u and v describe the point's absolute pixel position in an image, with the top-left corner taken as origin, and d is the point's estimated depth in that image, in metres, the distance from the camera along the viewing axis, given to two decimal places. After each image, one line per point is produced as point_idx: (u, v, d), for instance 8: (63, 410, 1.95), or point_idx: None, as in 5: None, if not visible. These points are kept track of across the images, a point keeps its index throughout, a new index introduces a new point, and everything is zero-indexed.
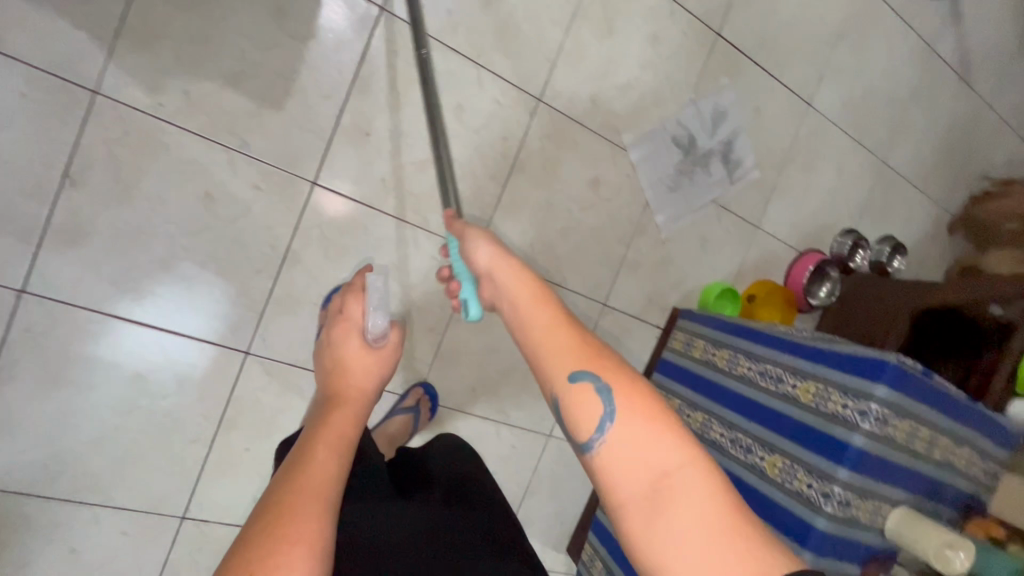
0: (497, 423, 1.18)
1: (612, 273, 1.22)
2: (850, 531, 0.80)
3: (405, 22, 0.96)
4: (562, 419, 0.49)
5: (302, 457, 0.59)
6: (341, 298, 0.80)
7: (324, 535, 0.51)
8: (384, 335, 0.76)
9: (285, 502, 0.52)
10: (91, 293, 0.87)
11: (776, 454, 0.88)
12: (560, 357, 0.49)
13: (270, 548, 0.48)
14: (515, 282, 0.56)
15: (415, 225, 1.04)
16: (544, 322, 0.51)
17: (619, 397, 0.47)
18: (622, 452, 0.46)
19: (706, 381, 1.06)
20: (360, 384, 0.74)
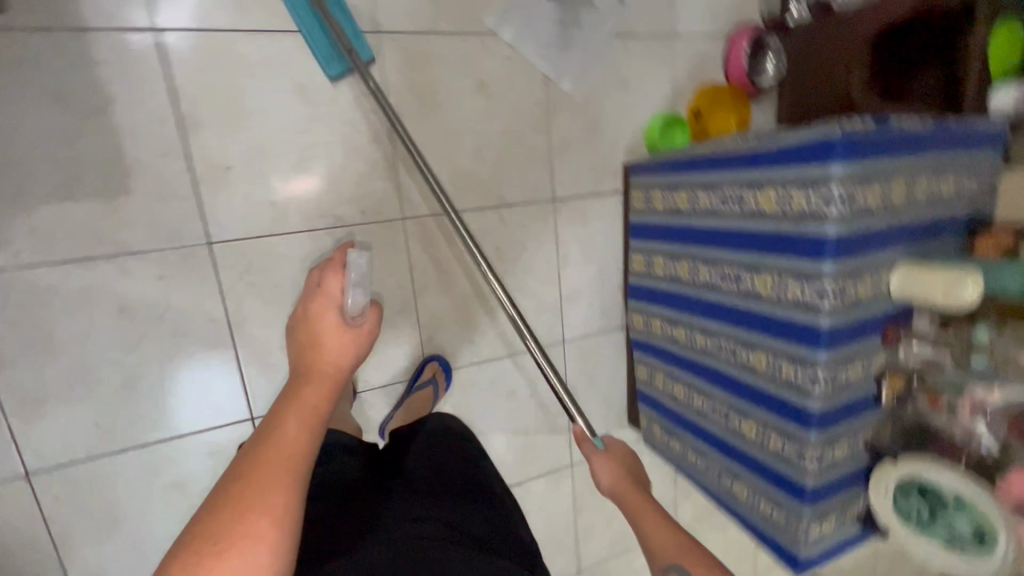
0: (511, 357, 1.20)
1: (547, 166, 1.14)
2: (855, 314, 0.79)
3: (190, 34, 0.84)
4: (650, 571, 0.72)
5: (274, 427, 0.67)
6: (324, 271, 0.85)
7: (290, 505, 0.60)
8: (361, 314, 0.81)
9: (254, 473, 0.61)
10: (86, 445, 0.89)
11: (763, 273, 0.85)
12: (662, 551, 0.71)
13: (243, 517, 0.57)
14: (631, 496, 0.77)
15: (331, 227, 0.98)
16: (652, 526, 0.73)
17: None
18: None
19: (677, 228, 1.02)
20: (331, 359, 0.77)
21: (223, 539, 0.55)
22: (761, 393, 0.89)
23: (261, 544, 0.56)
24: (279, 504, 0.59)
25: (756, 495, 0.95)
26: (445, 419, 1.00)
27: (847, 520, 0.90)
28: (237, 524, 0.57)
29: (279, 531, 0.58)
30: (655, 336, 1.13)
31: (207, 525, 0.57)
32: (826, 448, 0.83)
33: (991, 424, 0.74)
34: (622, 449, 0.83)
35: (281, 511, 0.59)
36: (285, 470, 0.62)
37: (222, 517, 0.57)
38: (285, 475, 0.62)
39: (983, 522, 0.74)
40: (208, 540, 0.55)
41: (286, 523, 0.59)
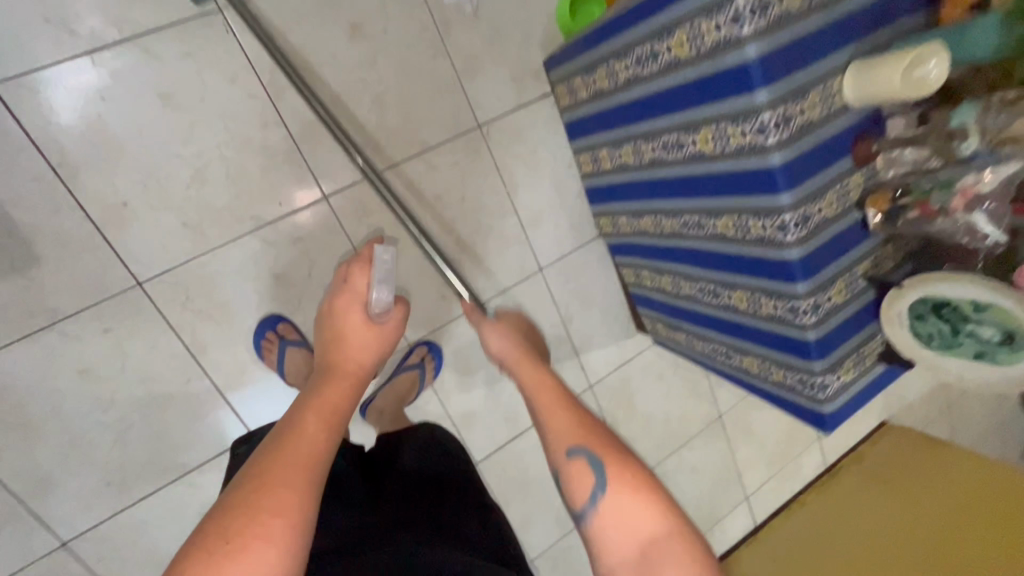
0: (490, 301, 1.15)
1: (459, 92, 1.04)
2: (811, 141, 0.67)
3: (29, 78, 0.79)
4: (561, 488, 0.57)
5: (292, 423, 0.59)
6: (347, 265, 0.79)
7: (307, 508, 0.53)
8: (387, 311, 0.77)
9: (269, 472, 0.53)
10: (105, 503, 0.92)
11: (700, 128, 0.74)
12: (561, 431, 0.59)
13: (256, 519, 0.50)
14: (528, 373, 0.67)
15: (254, 229, 0.94)
16: (551, 407, 0.62)
17: (607, 467, 0.55)
18: (611, 517, 0.53)
19: (609, 112, 0.92)
20: (358, 356, 0.73)
21: (232, 540, 0.49)
22: (738, 258, 0.81)
23: (273, 551, 0.49)
24: (294, 507, 0.52)
25: (767, 365, 0.88)
26: (435, 428, 1.02)
27: (868, 362, 0.82)
28: (248, 527, 0.49)
29: (293, 539, 0.51)
30: (628, 234, 1.07)
31: (216, 529, 0.50)
32: (820, 296, 0.75)
33: (990, 212, 0.64)
34: (518, 327, 0.77)
35: (296, 517, 0.51)
36: (304, 472, 0.55)
37: (230, 520, 0.50)
38: (303, 476, 0.54)
39: (1008, 320, 0.66)
40: (216, 544, 0.48)
41: (300, 533, 0.51)
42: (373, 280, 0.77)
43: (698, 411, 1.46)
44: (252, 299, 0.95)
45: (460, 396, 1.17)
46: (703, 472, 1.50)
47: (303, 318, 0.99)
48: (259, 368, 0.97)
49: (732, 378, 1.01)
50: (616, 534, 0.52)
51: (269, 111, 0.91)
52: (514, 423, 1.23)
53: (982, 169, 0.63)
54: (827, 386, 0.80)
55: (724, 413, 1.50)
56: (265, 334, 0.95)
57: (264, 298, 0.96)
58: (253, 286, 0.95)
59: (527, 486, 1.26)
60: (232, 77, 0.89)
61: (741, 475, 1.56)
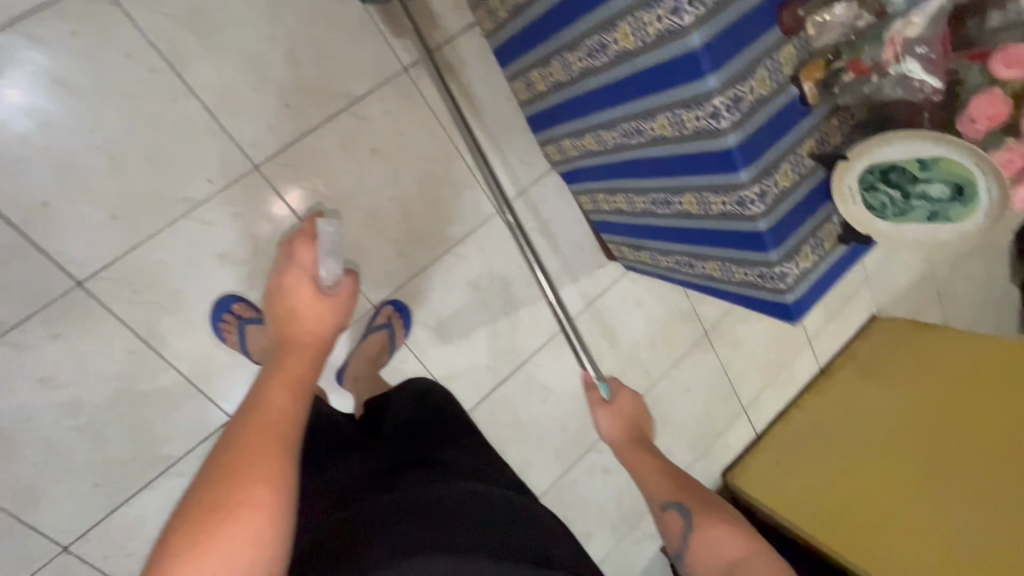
0: (451, 250, 1.13)
1: (376, 35, 0.98)
2: (728, 15, 0.63)
3: None
4: (661, 529, 0.68)
5: (258, 397, 0.58)
6: (291, 244, 0.82)
7: (291, 470, 0.52)
8: (338, 282, 0.78)
9: (245, 444, 0.52)
10: (97, 505, 0.93)
11: (618, 23, 0.70)
12: (656, 493, 0.68)
13: (239, 486, 0.49)
14: (634, 451, 0.74)
15: (188, 211, 0.91)
16: (648, 469, 0.71)
17: (696, 515, 0.64)
18: (706, 556, 0.62)
19: (531, 26, 0.88)
20: (314, 329, 0.72)
21: (221, 510, 0.47)
22: (680, 160, 0.77)
23: (261, 516, 0.48)
24: (279, 471, 0.51)
25: (727, 267, 0.87)
26: (423, 386, 1.01)
27: (827, 246, 0.80)
28: (231, 496, 0.48)
29: (282, 499, 0.50)
30: (575, 158, 1.03)
31: (197, 504, 0.48)
32: (765, 182, 0.72)
33: (924, 58, 0.61)
34: (631, 398, 0.79)
35: (281, 476, 0.51)
36: (278, 437, 0.53)
37: (214, 492, 0.48)
38: (279, 443, 0.53)
39: (955, 170, 0.65)
40: (201, 518, 0.47)
41: (287, 501, 0.51)
42: (318, 254, 0.80)
43: (684, 331, 1.46)
44: (201, 282, 0.94)
45: (437, 351, 1.16)
46: (697, 391, 1.51)
47: (258, 294, 0.98)
48: (223, 351, 0.96)
49: (698, 288, 1.00)
50: (708, 562, 0.62)
51: (175, 84, 0.87)
52: (497, 369, 1.22)
53: (909, 13, 0.61)
54: (787, 276, 0.78)
55: (710, 329, 1.50)
56: (222, 315, 0.94)
57: (214, 280, 0.94)
58: (200, 268, 0.93)
59: (521, 429, 1.28)
60: (128, 54, 0.84)
61: (736, 387, 1.57)
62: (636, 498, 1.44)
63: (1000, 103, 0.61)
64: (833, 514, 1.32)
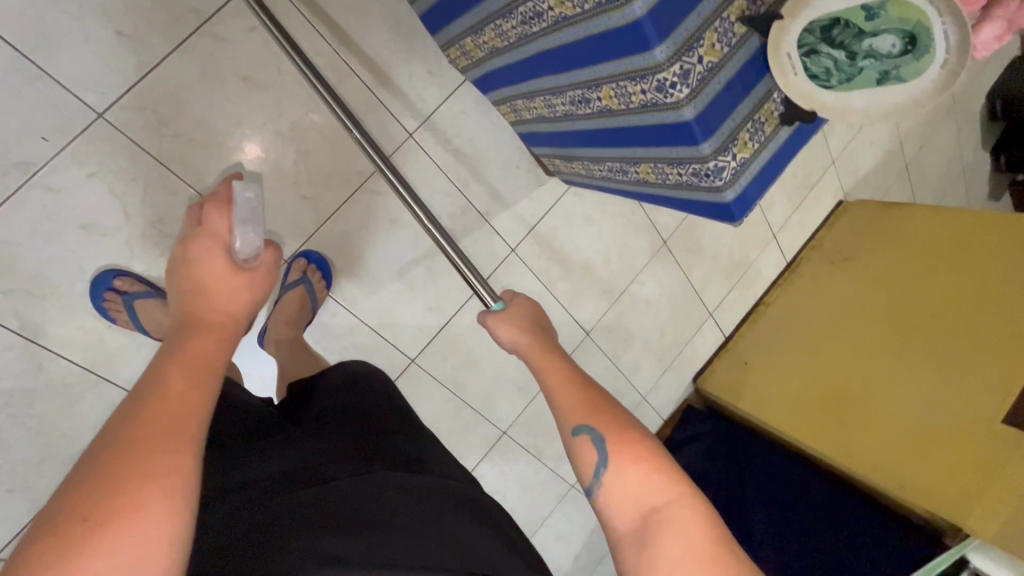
0: (364, 187, 1.00)
1: None
2: None
3: None
4: (572, 460, 0.58)
5: (150, 381, 0.48)
6: (199, 205, 0.62)
7: (191, 470, 0.44)
8: (257, 257, 0.62)
9: (130, 439, 0.43)
10: (20, 510, 0.87)
11: None
12: (573, 412, 0.58)
13: (121, 488, 0.40)
14: (553, 371, 0.64)
15: (29, 178, 0.77)
16: (558, 384, 0.62)
17: (613, 447, 0.54)
18: (620, 496, 0.52)
19: None
20: (230, 309, 0.58)
21: (95, 518, 0.38)
22: (586, 45, 0.65)
23: (160, 528, 0.40)
24: (176, 471, 0.42)
25: (660, 168, 0.75)
26: (356, 369, 0.87)
27: (769, 129, 0.69)
28: (110, 500, 0.39)
29: (184, 501, 0.42)
30: (483, 60, 0.89)
31: (66, 509, 0.39)
32: (686, 57, 0.59)
33: None
34: (528, 304, 0.74)
35: (185, 479, 0.43)
36: (179, 433, 0.44)
37: (89, 498, 0.39)
38: (180, 440, 0.44)
39: (906, 16, 0.56)
40: (68, 526, 0.38)
41: (190, 506, 0.42)
42: (233, 220, 0.61)
43: (640, 243, 1.37)
44: (71, 260, 0.82)
45: (368, 299, 1.06)
46: (660, 303, 1.45)
47: (143, 265, 0.86)
48: (118, 332, 0.86)
49: (638, 196, 0.90)
50: (620, 506, 0.52)
51: None
52: (440, 310, 1.14)
53: None
54: (723, 170, 0.68)
55: (668, 238, 1.41)
56: (103, 295, 0.82)
57: (86, 256, 0.82)
58: (64, 243, 0.81)
59: (476, 367, 1.22)
60: None
61: (701, 294, 1.52)
62: None
63: None
64: (807, 409, 1.30)
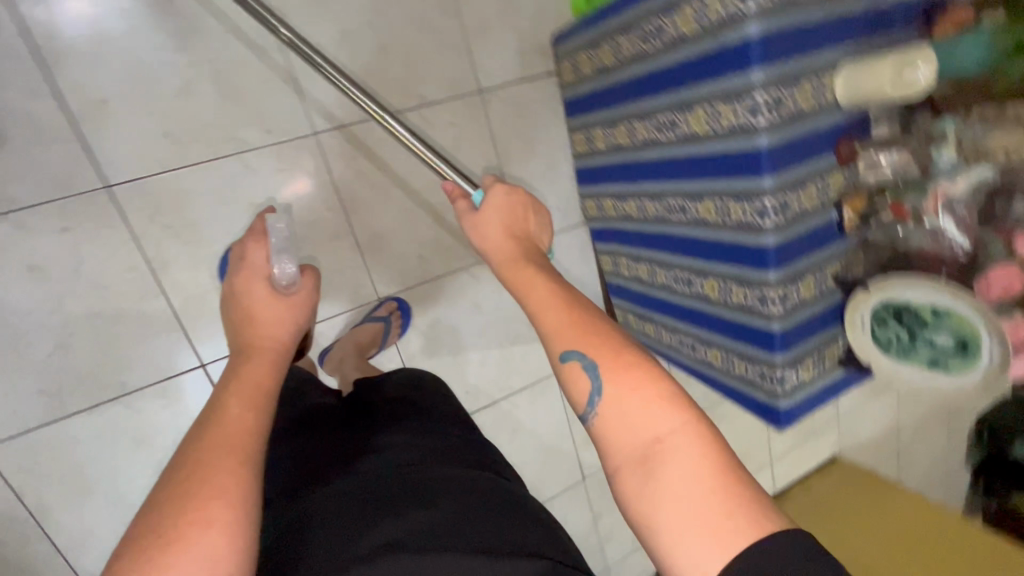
0: (467, 268, 1.14)
1: (463, 53, 1.04)
2: (796, 128, 0.70)
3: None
4: (564, 393, 0.54)
5: (213, 409, 0.55)
6: (239, 243, 0.72)
7: (248, 487, 0.50)
8: (297, 282, 0.71)
9: (198, 462, 0.49)
10: (33, 413, 0.87)
11: (695, 109, 0.77)
12: (561, 338, 0.54)
13: (186, 507, 0.46)
14: (537, 292, 0.58)
15: (237, 152, 0.92)
16: (548, 303, 0.57)
17: (606, 372, 0.51)
18: (616, 421, 0.49)
19: (608, 90, 0.94)
20: (274, 331, 0.67)
21: (168, 535, 0.45)
22: (716, 244, 0.83)
23: (219, 535, 0.46)
24: (234, 483, 0.49)
25: (730, 358, 0.90)
26: (417, 371, 0.95)
27: (828, 364, 0.84)
28: (181, 515, 0.46)
29: (239, 516, 0.48)
30: (612, 219, 1.08)
31: (143, 531, 0.46)
32: (790, 287, 0.76)
33: (958, 217, 0.66)
34: (506, 201, 0.66)
35: (239, 494, 0.49)
36: (234, 453, 0.51)
37: (161, 517, 0.46)
38: (238, 458, 0.51)
39: (965, 326, 0.67)
40: (144, 543, 0.44)
41: (245, 516, 0.48)
42: (268, 252, 0.71)
43: None
44: (223, 223, 0.93)
45: (422, 360, 1.14)
46: None
47: None
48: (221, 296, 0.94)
49: (694, 373, 1.03)
50: (619, 432, 0.49)
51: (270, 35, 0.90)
52: (473, 398, 1.20)
53: (953, 175, 0.66)
54: (786, 381, 0.81)
55: None
56: None
57: (237, 225, 0.94)
58: (227, 209, 0.93)
59: None
60: None
61: None
62: None
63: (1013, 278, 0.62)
64: None
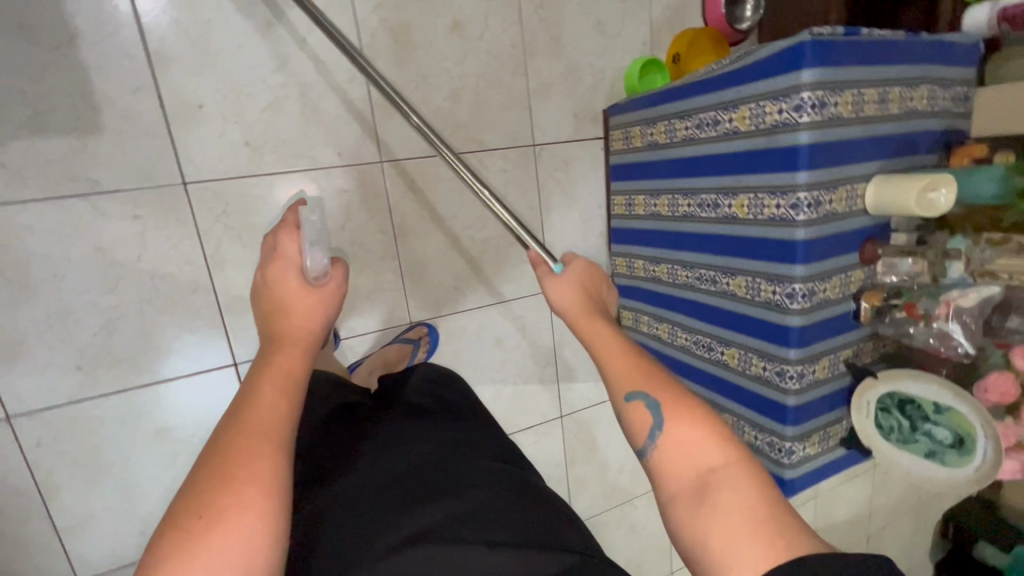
0: (496, 305, 1.19)
1: (525, 109, 1.13)
2: (829, 227, 0.78)
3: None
4: (624, 428, 0.62)
5: (248, 395, 0.58)
6: (273, 233, 0.72)
7: (279, 475, 0.53)
8: (326, 273, 0.70)
9: (234, 448, 0.53)
10: (65, 389, 0.88)
11: (739, 195, 0.85)
12: (626, 380, 0.62)
13: (225, 490, 0.50)
14: (603, 341, 0.66)
15: (308, 168, 0.98)
16: (614, 350, 0.65)
17: (669, 411, 0.59)
18: (674, 455, 0.57)
19: (656, 163, 1.03)
20: (303, 322, 0.67)
21: (208, 515, 0.48)
22: (741, 317, 0.90)
23: (254, 517, 0.49)
24: (268, 474, 0.52)
25: (740, 424, 0.95)
26: (433, 368, 0.91)
27: (832, 442, 0.90)
28: (220, 499, 0.49)
29: (271, 501, 0.51)
30: (640, 279, 1.15)
31: (184, 509, 0.49)
32: (808, 366, 0.83)
33: (965, 325, 0.75)
34: (585, 269, 0.73)
35: (271, 480, 0.52)
36: (269, 441, 0.54)
37: (202, 497, 0.49)
38: (269, 445, 0.54)
39: (961, 424, 0.75)
40: (188, 522, 0.48)
41: (276, 502, 0.51)
42: (302, 243, 0.70)
43: None
44: None
45: None
46: (642, 537, 1.51)
47: None
48: None
49: None
50: (676, 463, 0.57)
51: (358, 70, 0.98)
52: None
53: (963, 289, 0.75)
54: (792, 453, 0.87)
55: None
56: None
57: None
58: None
59: None
60: (336, 31, 0.96)
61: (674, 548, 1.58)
62: None
63: (1008, 385, 0.72)
64: None
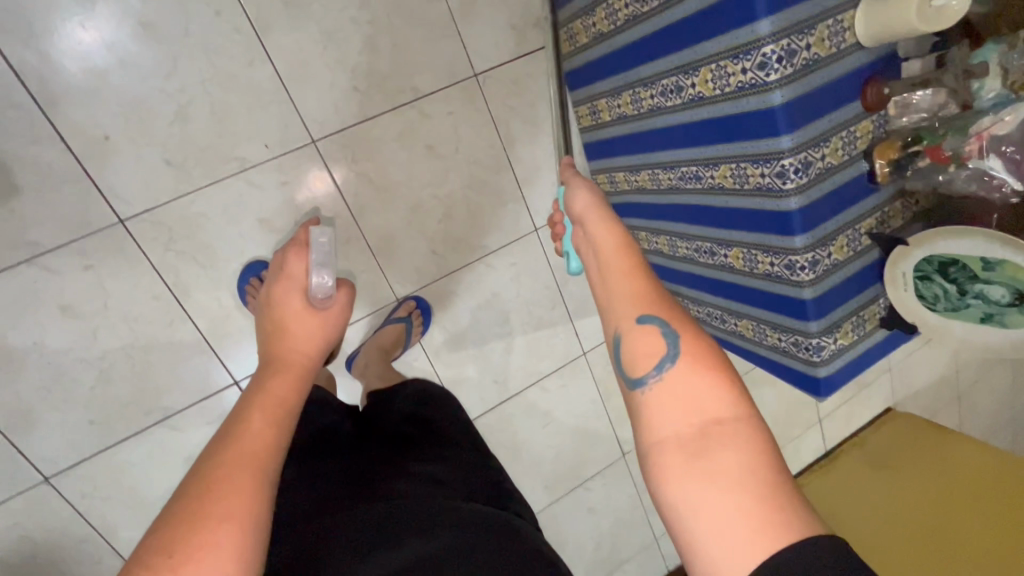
0: (483, 259, 1.12)
1: (453, 37, 1.00)
2: (812, 79, 0.63)
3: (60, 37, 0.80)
4: (620, 356, 0.46)
5: (236, 415, 0.46)
6: (280, 250, 0.59)
7: (267, 510, 0.41)
8: (331, 297, 0.57)
9: (216, 475, 0.40)
10: (86, 442, 0.92)
11: (700, 69, 0.70)
12: (635, 300, 0.46)
13: (199, 526, 0.38)
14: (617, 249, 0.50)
15: (239, 170, 0.92)
16: (622, 269, 0.49)
17: (686, 344, 0.43)
18: (673, 398, 0.41)
19: (607, 56, 0.88)
20: (305, 350, 0.54)
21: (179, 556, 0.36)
22: (735, 211, 0.76)
23: (230, 567, 0.37)
24: (248, 510, 0.40)
25: (761, 329, 0.85)
26: (425, 385, 0.87)
27: (868, 326, 0.79)
28: (191, 536, 0.37)
29: (251, 543, 0.39)
30: (625, 192, 1.03)
31: (151, 541, 0.37)
32: (819, 250, 0.71)
33: (1009, 158, 0.60)
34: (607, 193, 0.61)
35: (253, 520, 0.40)
36: (259, 470, 0.42)
37: (173, 530, 0.38)
38: (261, 476, 0.42)
39: (1019, 277, 0.62)
40: (155, 560, 0.36)
41: (257, 551, 0.40)
42: (311, 261, 0.58)
43: None
44: (236, 243, 0.94)
45: (448, 355, 1.14)
46: None
47: None
48: (243, 313, 0.96)
49: (725, 344, 0.98)
50: (670, 409, 0.41)
51: (256, 47, 0.89)
52: (503, 387, 1.20)
53: (1001, 111, 0.60)
54: (823, 349, 0.77)
55: None
56: (249, 279, 0.93)
57: (249, 243, 0.94)
58: (238, 228, 0.93)
59: (516, 451, 1.25)
60: (216, 11, 0.86)
61: None
62: (616, 545, 1.40)
63: None
64: None
